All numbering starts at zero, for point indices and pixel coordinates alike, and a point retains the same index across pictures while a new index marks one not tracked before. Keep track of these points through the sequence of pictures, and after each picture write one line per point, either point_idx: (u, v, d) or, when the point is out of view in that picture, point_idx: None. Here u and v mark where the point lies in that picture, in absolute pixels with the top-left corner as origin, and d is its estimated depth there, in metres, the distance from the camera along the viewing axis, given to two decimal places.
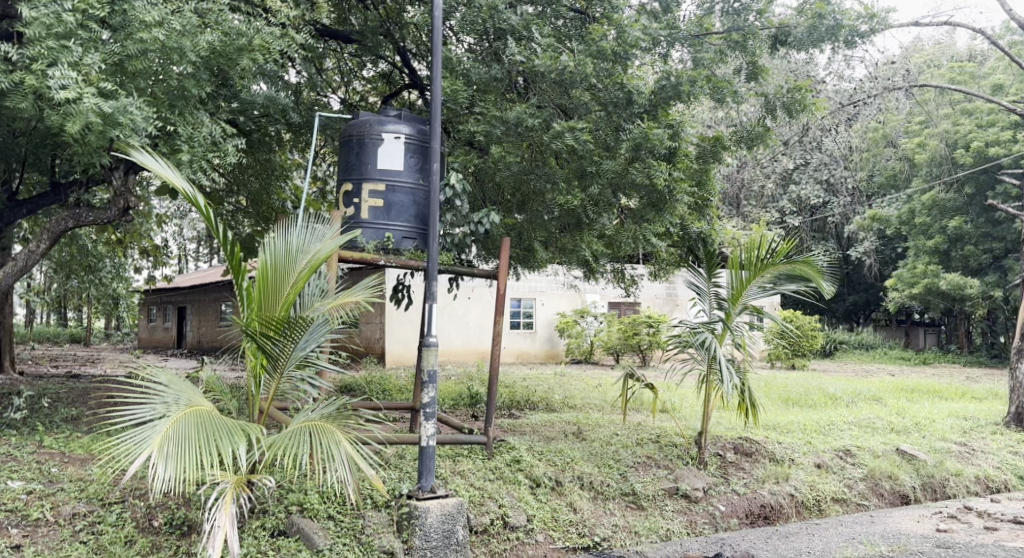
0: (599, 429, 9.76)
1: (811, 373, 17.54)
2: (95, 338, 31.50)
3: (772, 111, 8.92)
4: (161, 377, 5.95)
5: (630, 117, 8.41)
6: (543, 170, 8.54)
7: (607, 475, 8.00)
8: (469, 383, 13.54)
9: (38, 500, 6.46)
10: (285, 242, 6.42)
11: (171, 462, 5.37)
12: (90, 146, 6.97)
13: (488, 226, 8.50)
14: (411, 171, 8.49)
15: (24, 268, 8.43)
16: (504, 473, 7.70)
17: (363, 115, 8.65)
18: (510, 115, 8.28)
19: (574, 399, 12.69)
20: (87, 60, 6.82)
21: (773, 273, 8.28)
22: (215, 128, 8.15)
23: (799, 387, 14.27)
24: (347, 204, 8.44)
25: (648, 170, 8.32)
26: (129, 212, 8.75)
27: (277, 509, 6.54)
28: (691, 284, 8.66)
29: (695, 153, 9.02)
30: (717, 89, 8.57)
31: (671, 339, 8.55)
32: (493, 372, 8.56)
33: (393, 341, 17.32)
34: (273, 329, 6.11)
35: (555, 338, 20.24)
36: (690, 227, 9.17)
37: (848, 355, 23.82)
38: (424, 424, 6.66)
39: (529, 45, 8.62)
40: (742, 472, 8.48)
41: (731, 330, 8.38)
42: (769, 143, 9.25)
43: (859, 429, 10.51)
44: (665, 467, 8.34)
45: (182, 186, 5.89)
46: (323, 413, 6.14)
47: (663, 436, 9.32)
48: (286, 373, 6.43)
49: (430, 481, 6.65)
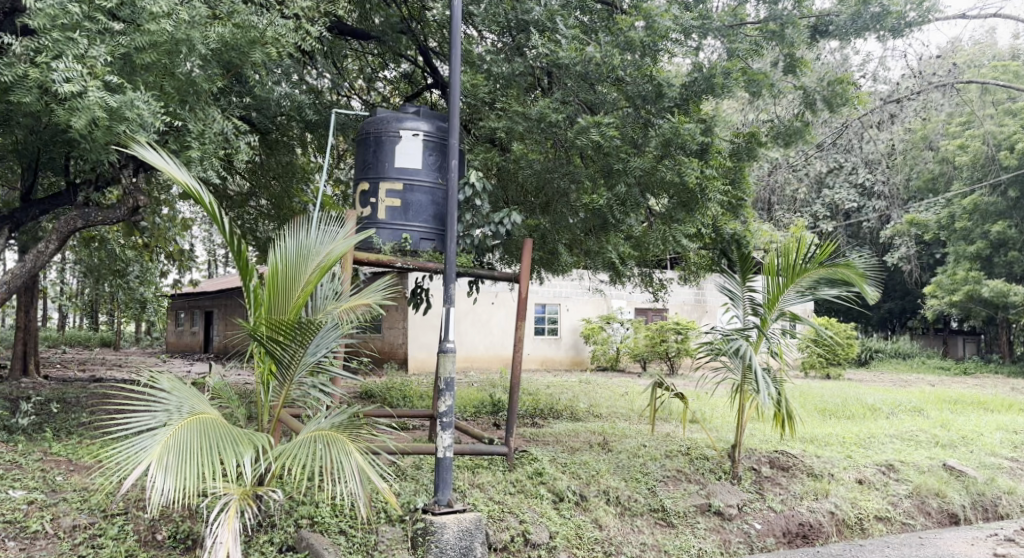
0: (626, 440, 9.33)
1: (847, 382, 16.92)
2: (124, 343, 31.57)
3: (811, 105, 8.46)
4: (164, 382, 5.59)
5: (660, 111, 8.00)
6: (567, 169, 8.25)
7: (634, 489, 7.56)
8: (493, 391, 13.17)
9: (39, 510, 6.16)
10: (296, 242, 6.09)
11: (171, 474, 5.04)
12: (97, 143, 6.70)
13: (510, 226, 8.11)
14: (429, 170, 8.15)
15: (32, 268, 8.05)
16: (525, 486, 7.30)
17: (381, 112, 8.32)
18: (533, 110, 7.93)
19: (600, 408, 12.26)
20: (92, 52, 6.53)
21: (811, 276, 7.78)
22: (227, 124, 7.93)
23: (835, 397, 13.70)
24: (364, 204, 8.12)
25: (678, 167, 7.84)
26: (138, 212, 8.60)
27: (285, 523, 6.16)
28: (723, 288, 8.21)
29: (730, 150, 8.55)
30: (752, 82, 8.00)
31: (702, 346, 8.11)
32: (515, 380, 8.16)
33: (415, 347, 17.00)
34: (282, 333, 5.77)
35: (580, 344, 19.82)
36: (723, 227, 8.62)
37: (884, 364, 23.08)
38: (441, 434, 6.30)
39: (554, 36, 8.11)
40: (779, 487, 8.00)
41: (766, 337, 7.92)
42: (810, 140, 8.77)
43: (902, 443, 9.96)
44: (696, 482, 7.89)
45: (186, 182, 5.57)
46: (334, 421, 5.74)
47: (694, 448, 8.86)
48: (296, 380, 6.08)
49: (447, 495, 6.27)
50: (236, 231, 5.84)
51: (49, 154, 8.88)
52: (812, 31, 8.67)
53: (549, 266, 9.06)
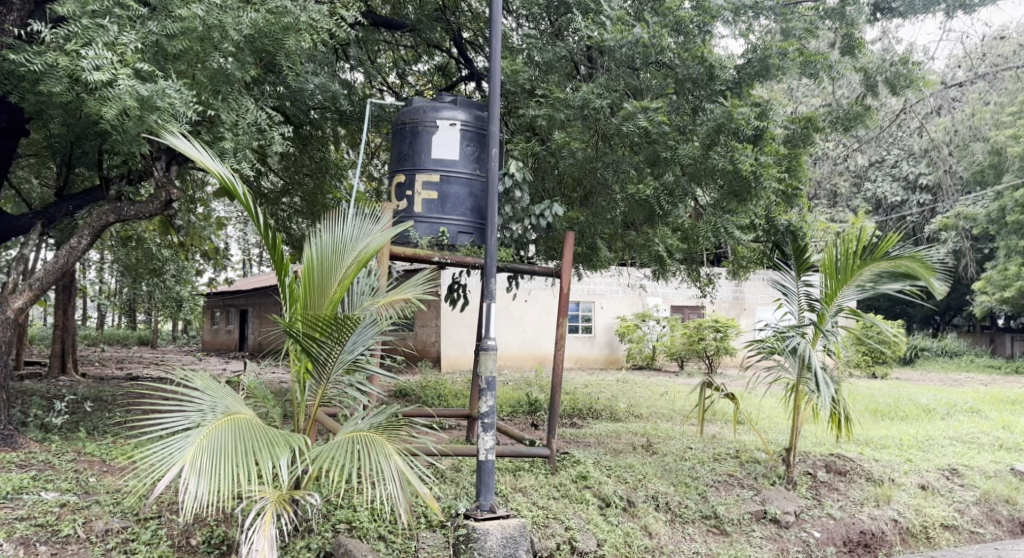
0: (671, 442, 8.98)
1: (896, 382, 16.30)
2: (162, 342, 31.79)
3: (872, 88, 8.05)
4: (197, 382, 5.35)
5: (711, 96, 7.69)
6: (610, 158, 7.90)
7: (684, 494, 7.20)
8: (530, 390, 12.84)
9: (71, 513, 5.95)
10: (332, 236, 5.81)
11: (205, 477, 4.80)
12: (129, 134, 6.53)
13: (551, 218, 7.77)
14: (466, 161, 7.86)
15: (65, 264, 7.83)
16: (570, 491, 6.96)
17: (416, 101, 8.04)
18: (575, 97, 7.58)
19: (640, 408, 11.90)
20: (123, 39, 6.37)
21: (871, 271, 7.38)
22: (261, 113, 7.70)
23: (887, 398, 13.17)
24: (400, 197, 7.84)
25: (731, 154, 7.47)
26: (173, 205, 8.32)
27: (323, 528, 5.89)
28: (777, 283, 7.79)
29: (784, 137, 8.13)
30: (809, 63, 7.65)
31: (754, 344, 7.70)
32: (557, 380, 7.82)
33: (448, 345, 16.77)
34: (319, 330, 5.48)
35: (616, 343, 19.42)
36: (777, 218, 8.00)
37: (931, 362, 22.34)
38: (483, 436, 6.01)
39: (597, 19, 7.74)
40: (836, 493, 7.60)
41: (824, 333, 7.50)
42: (870, 125, 8.32)
43: (964, 446, 9.45)
44: (749, 487, 7.49)
45: (218, 171, 5.31)
46: (372, 422, 5.46)
47: (744, 451, 8.48)
48: (333, 379, 5.81)
49: (490, 499, 5.97)
50: (270, 223, 5.58)
51: (82, 149, 8.73)
52: (873, 9, 8.30)
53: (589, 262, 8.73)
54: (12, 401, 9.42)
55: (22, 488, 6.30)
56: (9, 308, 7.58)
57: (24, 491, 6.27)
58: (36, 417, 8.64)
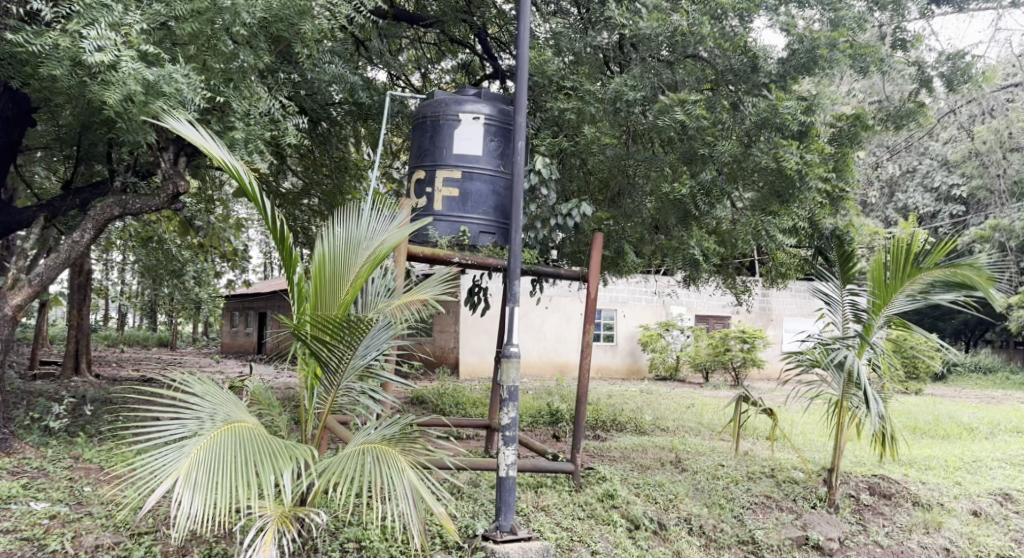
0: (701, 458, 8.49)
1: (932, 398, 15.60)
2: (182, 344, 31.59)
3: (926, 83, 7.53)
4: (197, 387, 4.91)
5: (754, 88, 7.26)
6: (643, 156, 7.47)
7: (719, 517, 6.68)
8: (550, 400, 12.34)
9: (60, 527, 5.56)
10: (345, 232, 5.37)
11: (200, 492, 4.36)
12: (133, 122, 6.18)
13: (579, 219, 7.36)
14: (490, 157, 7.42)
15: (66, 261, 7.47)
16: (596, 510, 6.48)
17: (438, 94, 7.61)
18: (607, 89, 7.15)
19: (666, 420, 11.39)
20: (128, 19, 6.03)
21: (922, 280, 6.82)
22: (273, 103, 7.31)
23: (926, 415, 12.52)
24: (419, 194, 7.41)
25: (775, 151, 6.95)
26: (179, 200, 7.89)
27: (330, 547, 5.44)
28: (819, 293, 7.30)
29: (830, 135, 7.56)
30: (860, 55, 7.12)
31: (793, 358, 7.21)
32: (583, 391, 7.34)
33: (467, 352, 16.35)
34: (329, 332, 5.03)
35: (638, 352, 18.87)
36: (822, 223, 7.56)
37: (964, 379, 21.53)
38: (503, 450, 5.60)
39: (632, 7, 7.31)
40: (881, 518, 7.06)
41: (871, 346, 6.98)
42: (923, 123, 7.77)
43: (1014, 469, 8.85)
44: (788, 511, 6.96)
45: (221, 157, 4.87)
46: (385, 433, 5.02)
47: (780, 470, 7.97)
48: (343, 387, 5.36)
49: (510, 520, 5.57)
50: (279, 216, 5.13)
51: (89, 140, 8.44)
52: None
53: (617, 268, 8.26)
54: (15, 403, 9.12)
55: (11, 498, 5.94)
56: (7, 306, 7.25)
57: (13, 501, 5.90)
58: (36, 420, 8.30)
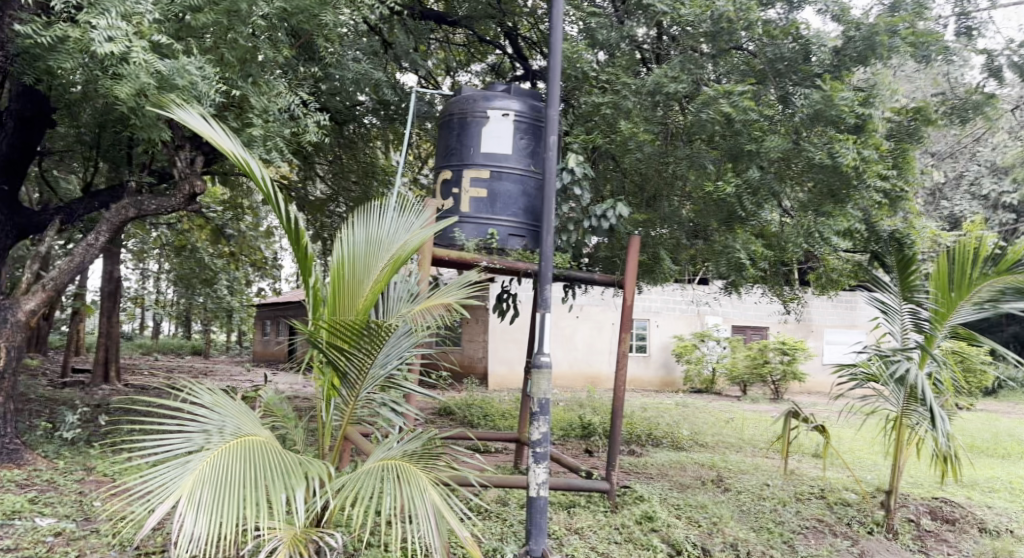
0: (744, 477, 7.99)
1: (987, 415, 14.76)
2: (216, 352, 31.63)
3: (993, 74, 7.22)
4: (206, 396, 4.54)
5: (803, 81, 6.92)
6: (684, 153, 7.04)
7: (768, 543, 6.12)
8: (582, 412, 11.87)
9: (63, 545, 5.23)
10: (366, 232, 4.98)
11: (204, 512, 3.99)
12: (147, 117, 5.90)
13: (615, 221, 6.91)
14: (520, 156, 7.01)
15: (80, 265, 7.17)
16: (634, 534, 5.98)
17: (466, 91, 7.24)
18: (647, 81, 6.81)
19: (706, 435, 10.87)
20: (140, 8, 5.75)
21: (992, 285, 6.21)
22: (294, 99, 7.00)
23: (985, 432, 11.80)
24: (445, 195, 7.03)
25: (831, 146, 6.49)
26: (196, 200, 7.60)
27: None
28: (875, 301, 6.76)
29: (889, 130, 7.21)
30: (922, 43, 6.68)
31: (844, 370, 6.69)
32: (619, 404, 6.87)
33: (496, 362, 15.95)
34: (347, 340, 4.64)
35: (673, 363, 18.30)
36: (879, 225, 7.07)
37: (1016, 394, 20.56)
38: (535, 468, 5.17)
39: None
40: (946, 545, 6.43)
41: (932, 358, 6.43)
42: (992, 116, 7.32)
43: None
44: (844, 537, 6.40)
45: (231, 150, 4.47)
46: (406, 449, 4.60)
47: (831, 491, 7.45)
48: (362, 398, 4.98)
49: (541, 544, 5.13)
50: (294, 214, 4.72)
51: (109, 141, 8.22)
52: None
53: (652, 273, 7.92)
54: (34, 412, 8.89)
55: (15, 513, 5.63)
56: (20, 311, 6.87)
57: (17, 516, 5.60)
58: (49, 430, 8.01)
